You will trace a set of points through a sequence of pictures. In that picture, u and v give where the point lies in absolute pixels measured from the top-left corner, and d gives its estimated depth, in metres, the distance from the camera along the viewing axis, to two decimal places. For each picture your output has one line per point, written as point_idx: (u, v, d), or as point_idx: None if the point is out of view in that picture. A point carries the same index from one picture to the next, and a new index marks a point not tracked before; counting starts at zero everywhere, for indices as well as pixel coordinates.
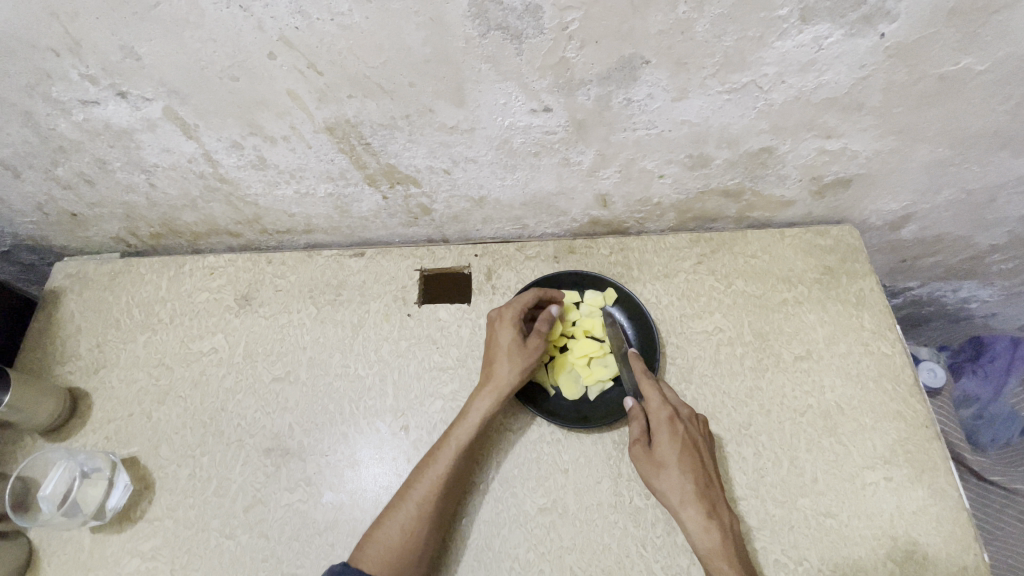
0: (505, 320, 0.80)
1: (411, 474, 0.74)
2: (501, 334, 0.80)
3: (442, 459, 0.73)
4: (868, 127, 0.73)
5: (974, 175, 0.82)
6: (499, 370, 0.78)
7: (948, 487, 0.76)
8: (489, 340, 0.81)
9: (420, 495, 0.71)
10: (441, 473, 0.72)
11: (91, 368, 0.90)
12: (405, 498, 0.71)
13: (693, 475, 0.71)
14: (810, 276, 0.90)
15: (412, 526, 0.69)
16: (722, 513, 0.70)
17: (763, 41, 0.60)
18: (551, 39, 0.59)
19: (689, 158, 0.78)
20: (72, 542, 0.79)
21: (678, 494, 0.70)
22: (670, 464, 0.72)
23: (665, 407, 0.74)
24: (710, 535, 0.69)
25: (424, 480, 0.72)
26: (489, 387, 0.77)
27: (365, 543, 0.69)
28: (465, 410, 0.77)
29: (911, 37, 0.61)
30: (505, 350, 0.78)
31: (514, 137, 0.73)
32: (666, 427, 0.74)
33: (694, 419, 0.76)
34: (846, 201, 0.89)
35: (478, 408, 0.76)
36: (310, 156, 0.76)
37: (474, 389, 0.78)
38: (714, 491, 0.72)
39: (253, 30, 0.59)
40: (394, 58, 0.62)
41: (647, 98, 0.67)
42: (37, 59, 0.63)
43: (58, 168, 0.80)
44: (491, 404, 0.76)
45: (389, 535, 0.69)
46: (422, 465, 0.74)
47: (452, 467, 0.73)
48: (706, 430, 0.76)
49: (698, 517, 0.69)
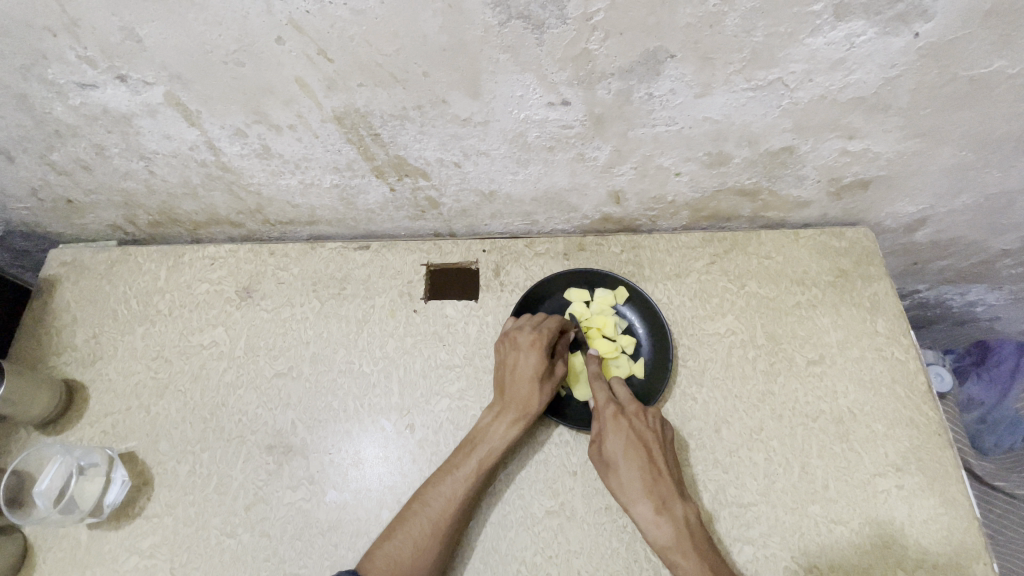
0: (533, 346, 0.78)
1: (425, 486, 0.72)
2: (527, 358, 0.77)
3: (461, 477, 0.72)
4: (893, 129, 0.71)
5: (995, 179, 0.80)
6: (526, 396, 0.76)
7: (959, 496, 0.76)
8: (513, 362, 0.78)
9: (434, 510, 0.70)
10: (459, 492, 0.71)
11: (88, 359, 0.88)
12: (418, 511, 0.70)
13: (639, 470, 0.71)
14: (825, 278, 0.89)
15: (426, 542, 0.68)
16: (674, 507, 0.69)
17: (793, 37, 0.58)
18: (574, 29, 0.57)
19: (707, 156, 0.76)
20: (69, 538, 0.77)
21: (626, 490, 0.70)
22: (615, 461, 0.72)
23: (608, 405, 0.75)
24: (661, 530, 0.68)
25: (439, 496, 0.71)
26: (515, 413, 0.75)
27: (374, 553, 0.67)
28: (488, 432, 0.75)
29: (947, 37, 0.59)
30: (532, 378, 0.76)
31: (529, 131, 0.70)
32: (611, 424, 0.74)
33: (641, 412, 0.75)
34: (864, 203, 0.87)
35: (503, 433, 0.74)
36: (317, 146, 0.74)
37: (497, 413, 0.76)
38: (666, 484, 0.70)
39: (261, 12, 0.56)
40: (408, 46, 0.59)
41: (669, 94, 0.65)
42: (33, 39, 0.59)
43: (54, 153, 0.77)
44: (516, 431, 0.75)
45: (400, 549, 0.67)
46: (436, 479, 0.73)
47: (470, 488, 0.72)
48: (657, 423, 0.75)
49: (648, 513, 0.69)
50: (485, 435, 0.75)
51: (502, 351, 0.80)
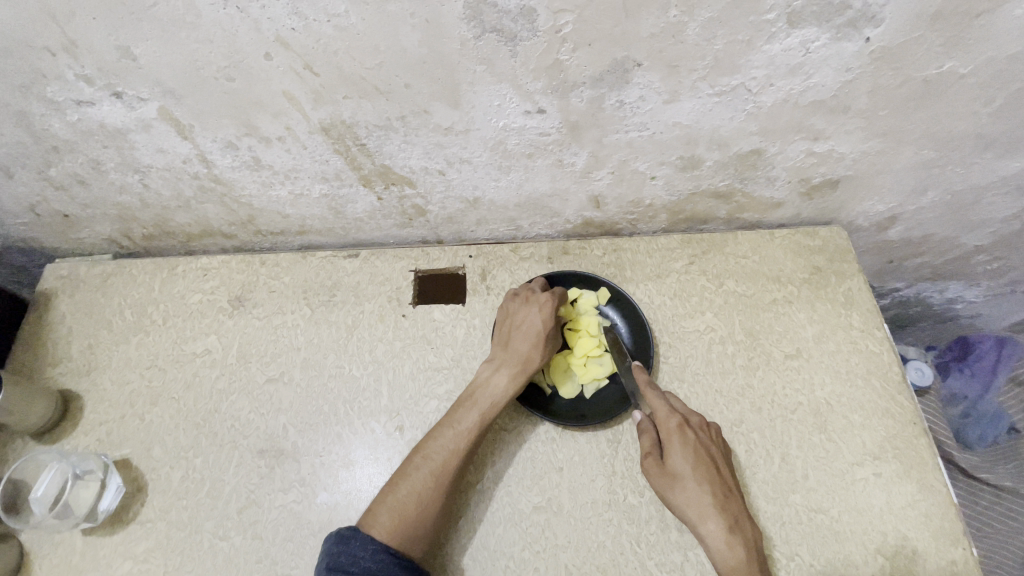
0: (542, 303, 0.82)
1: (428, 441, 0.75)
2: (537, 313, 0.81)
3: (464, 430, 0.75)
4: (855, 130, 0.75)
5: (957, 176, 0.84)
6: (529, 351, 0.79)
7: (935, 482, 0.78)
8: (522, 317, 0.82)
9: (436, 463, 0.73)
10: (461, 445, 0.74)
11: (83, 370, 0.89)
12: (421, 465, 0.73)
13: (710, 486, 0.71)
14: (800, 276, 0.92)
15: (427, 494, 0.70)
16: (742, 526, 0.70)
17: (751, 44, 0.62)
18: (545, 41, 0.60)
19: (680, 160, 0.79)
20: (63, 545, 0.78)
21: (696, 507, 0.70)
22: (684, 475, 0.72)
23: (674, 416, 0.75)
24: (732, 550, 0.68)
25: (441, 448, 0.74)
26: (518, 367, 0.79)
27: (376, 509, 0.69)
28: (489, 386, 0.78)
29: (896, 41, 0.62)
30: (538, 333, 0.80)
31: (508, 139, 0.74)
32: (678, 438, 0.74)
33: (705, 426, 0.76)
34: (834, 202, 0.91)
35: (505, 386, 0.78)
36: (305, 157, 0.77)
37: (499, 367, 0.79)
38: (733, 502, 0.71)
39: (249, 30, 0.59)
40: (390, 59, 0.62)
41: (639, 101, 0.69)
42: (33, 59, 0.63)
43: (51, 169, 0.79)
44: (517, 385, 0.78)
45: (403, 503, 0.69)
46: (439, 432, 0.75)
47: (472, 439, 0.75)
48: (719, 438, 0.76)
49: (719, 531, 0.69)
50: (487, 387, 0.78)
51: (510, 308, 0.84)
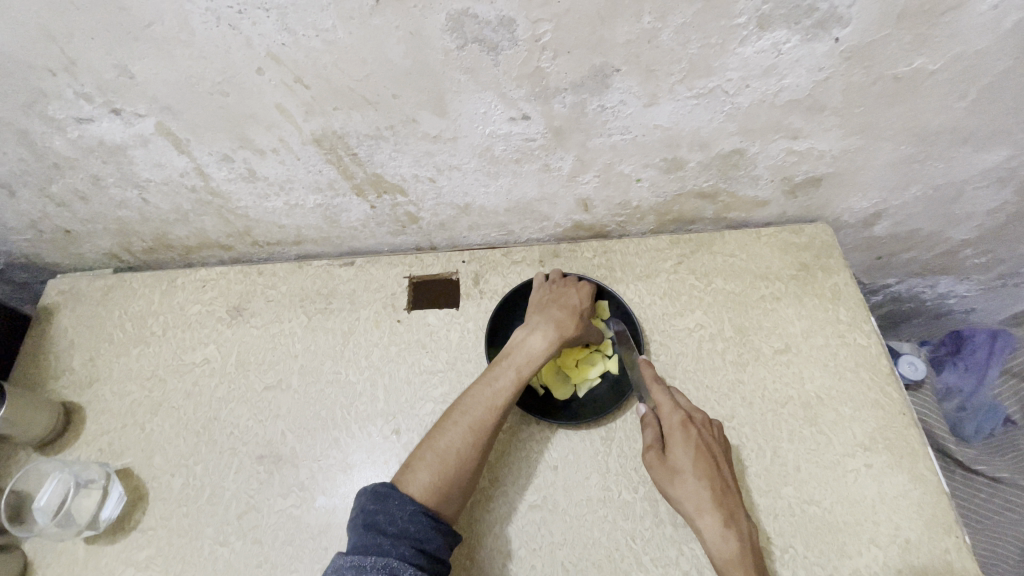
0: (584, 281, 0.85)
1: (463, 399, 0.76)
2: (576, 293, 0.84)
3: (498, 391, 0.76)
4: (832, 128, 0.77)
5: (937, 171, 0.86)
6: (568, 320, 0.81)
7: (926, 472, 0.79)
8: (564, 291, 0.85)
9: (473, 420, 0.74)
10: (498, 405, 0.75)
11: (85, 382, 0.91)
12: (456, 423, 0.74)
13: (709, 481, 0.72)
14: (787, 273, 0.93)
15: (464, 451, 0.71)
16: (739, 521, 0.71)
17: (724, 48, 0.64)
18: (526, 49, 0.63)
19: (664, 162, 0.81)
20: (65, 554, 0.79)
21: (694, 501, 0.71)
22: (684, 470, 0.72)
23: (677, 412, 0.76)
24: (728, 543, 0.69)
25: (479, 406, 0.75)
26: (554, 332, 0.80)
27: (413, 465, 0.71)
28: (525, 350, 0.79)
29: (865, 41, 0.65)
30: (578, 306, 0.82)
31: (495, 145, 0.76)
32: (680, 432, 0.75)
33: (708, 423, 0.77)
34: (819, 200, 0.92)
35: (543, 350, 0.79)
36: (299, 168, 0.79)
37: (536, 332, 0.81)
38: (732, 498, 0.72)
39: (241, 47, 0.62)
40: (377, 71, 0.65)
41: (620, 105, 0.71)
42: (34, 79, 0.65)
43: (53, 185, 0.82)
44: (555, 351, 0.79)
45: (438, 458, 0.71)
46: (478, 389, 0.76)
47: (509, 399, 0.76)
48: (722, 436, 0.77)
49: (715, 525, 0.70)
50: (522, 351, 0.79)
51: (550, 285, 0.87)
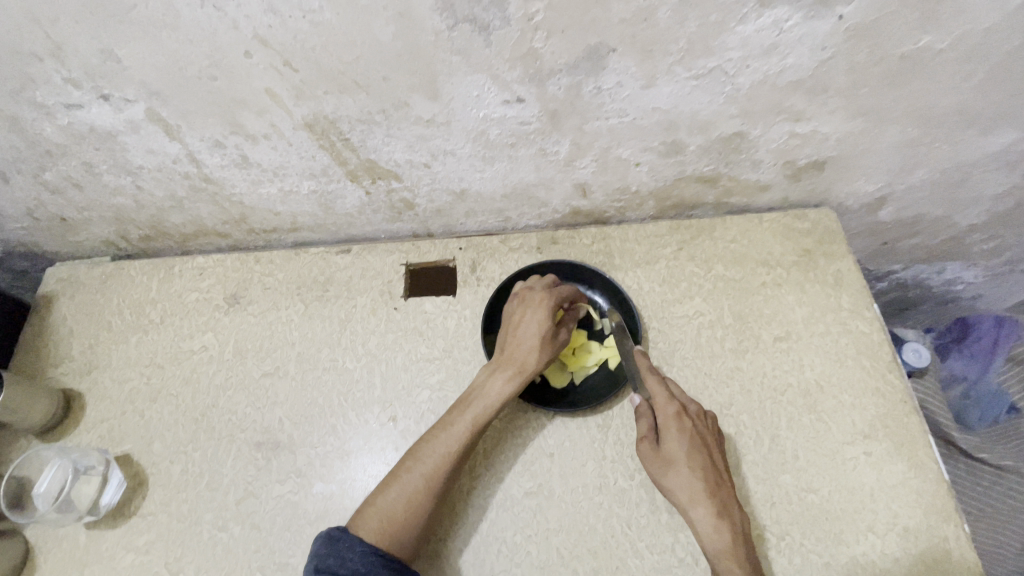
0: (538, 305, 0.80)
1: (420, 443, 0.74)
2: (534, 318, 0.80)
3: (455, 433, 0.74)
4: (835, 109, 0.75)
5: (944, 153, 0.84)
6: (528, 353, 0.78)
7: (927, 460, 0.78)
8: (519, 319, 0.81)
9: (426, 467, 0.72)
10: (452, 449, 0.73)
11: (84, 369, 0.92)
12: (412, 467, 0.72)
13: (702, 472, 0.71)
14: (789, 259, 0.92)
15: (417, 497, 0.70)
16: (732, 513, 0.70)
17: (723, 26, 0.62)
18: (518, 29, 0.61)
19: (662, 146, 0.79)
20: (67, 539, 0.80)
21: (687, 491, 0.71)
22: (678, 460, 0.72)
23: (672, 404, 0.75)
24: (720, 533, 0.69)
25: (433, 452, 0.73)
26: (514, 370, 0.77)
27: (367, 510, 0.70)
28: (485, 388, 0.77)
29: (869, 18, 0.62)
30: (536, 336, 0.79)
31: (490, 129, 0.75)
32: (675, 424, 0.74)
33: (702, 415, 0.76)
34: (822, 184, 0.90)
35: (500, 389, 0.76)
36: (292, 154, 0.78)
37: (497, 368, 0.78)
38: (725, 490, 0.72)
39: (227, 29, 0.61)
40: (367, 52, 0.63)
41: (616, 87, 0.69)
42: (21, 64, 0.64)
43: (46, 173, 0.81)
44: (513, 387, 0.77)
45: (393, 505, 0.69)
46: (432, 435, 0.74)
47: (463, 443, 0.74)
48: (716, 428, 0.76)
49: (708, 515, 0.69)
50: (481, 390, 0.77)
51: (509, 309, 0.83)
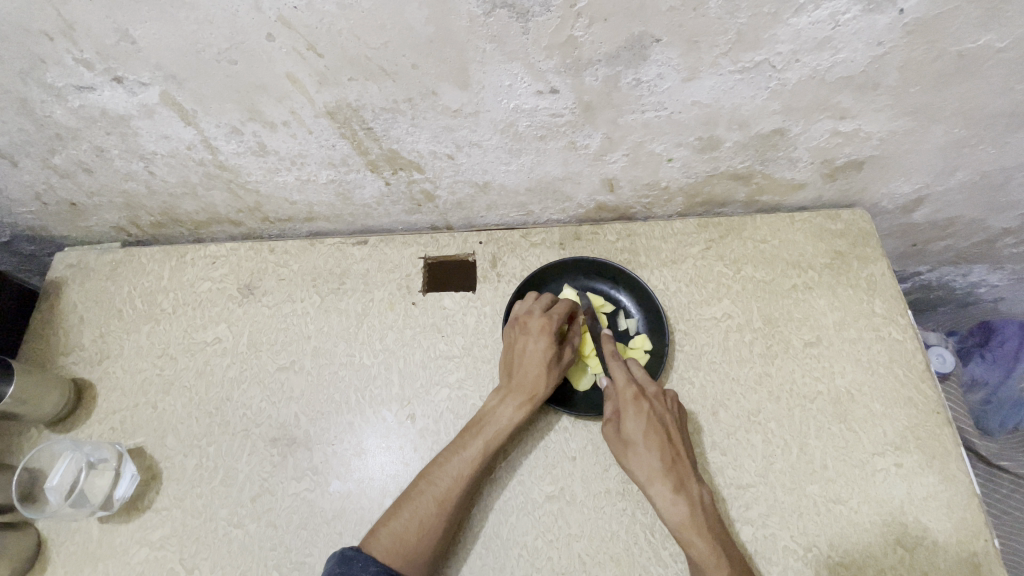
0: (543, 331, 0.77)
1: (431, 466, 0.73)
2: (537, 344, 0.77)
3: (467, 458, 0.72)
4: (884, 107, 0.71)
5: (988, 157, 0.80)
6: (536, 380, 0.76)
7: (959, 473, 0.76)
8: (523, 346, 0.78)
9: (439, 489, 0.70)
10: (465, 473, 0.71)
11: (95, 358, 0.90)
12: (423, 490, 0.70)
13: (659, 451, 0.70)
14: (821, 261, 0.89)
15: (430, 521, 0.68)
16: (691, 487, 0.69)
17: (776, 17, 0.58)
18: (559, 16, 0.57)
19: (699, 141, 0.76)
20: (81, 531, 0.79)
21: (645, 470, 0.70)
22: (636, 440, 0.71)
23: (630, 385, 0.75)
24: (678, 509, 0.67)
25: (445, 475, 0.71)
26: (523, 397, 0.75)
27: (379, 531, 0.67)
28: (494, 415, 0.75)
29: (932, 13, 0.59)
30: (541, 362, 0.76)
31: (520, 121, 0.71)
32: (632, 405, 0.73)
33: (661, 395, 0.75)
34: (859, 183, 0.87)
35: (509, 417, 0.75)
36: (311, 142, 0.75)
37: (505, 395, 0.76)
38: (684, 465, 0.70)
39: (250, 10, 0.57)
40: (396, 38, 0.60)
41: (657, 79, 0.65)
42: (31, 43, 0.61)
43: (56, 156, 0.78)
44: (522, 415, 0.75)
45: (403, 528, 0.67)
46: (441, 460, 0.73)
47: (475, 467, 0.72)
48: (676, 408, 0.75)
49: (665, 491, 0.68)
50: (492, 418, 0.75)
51: (512, 335, 0.80)
